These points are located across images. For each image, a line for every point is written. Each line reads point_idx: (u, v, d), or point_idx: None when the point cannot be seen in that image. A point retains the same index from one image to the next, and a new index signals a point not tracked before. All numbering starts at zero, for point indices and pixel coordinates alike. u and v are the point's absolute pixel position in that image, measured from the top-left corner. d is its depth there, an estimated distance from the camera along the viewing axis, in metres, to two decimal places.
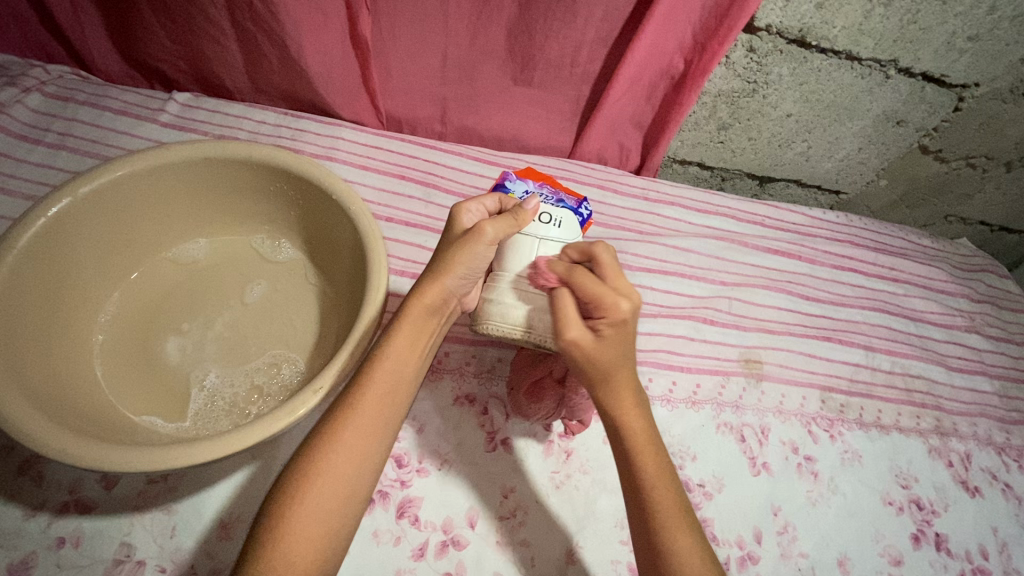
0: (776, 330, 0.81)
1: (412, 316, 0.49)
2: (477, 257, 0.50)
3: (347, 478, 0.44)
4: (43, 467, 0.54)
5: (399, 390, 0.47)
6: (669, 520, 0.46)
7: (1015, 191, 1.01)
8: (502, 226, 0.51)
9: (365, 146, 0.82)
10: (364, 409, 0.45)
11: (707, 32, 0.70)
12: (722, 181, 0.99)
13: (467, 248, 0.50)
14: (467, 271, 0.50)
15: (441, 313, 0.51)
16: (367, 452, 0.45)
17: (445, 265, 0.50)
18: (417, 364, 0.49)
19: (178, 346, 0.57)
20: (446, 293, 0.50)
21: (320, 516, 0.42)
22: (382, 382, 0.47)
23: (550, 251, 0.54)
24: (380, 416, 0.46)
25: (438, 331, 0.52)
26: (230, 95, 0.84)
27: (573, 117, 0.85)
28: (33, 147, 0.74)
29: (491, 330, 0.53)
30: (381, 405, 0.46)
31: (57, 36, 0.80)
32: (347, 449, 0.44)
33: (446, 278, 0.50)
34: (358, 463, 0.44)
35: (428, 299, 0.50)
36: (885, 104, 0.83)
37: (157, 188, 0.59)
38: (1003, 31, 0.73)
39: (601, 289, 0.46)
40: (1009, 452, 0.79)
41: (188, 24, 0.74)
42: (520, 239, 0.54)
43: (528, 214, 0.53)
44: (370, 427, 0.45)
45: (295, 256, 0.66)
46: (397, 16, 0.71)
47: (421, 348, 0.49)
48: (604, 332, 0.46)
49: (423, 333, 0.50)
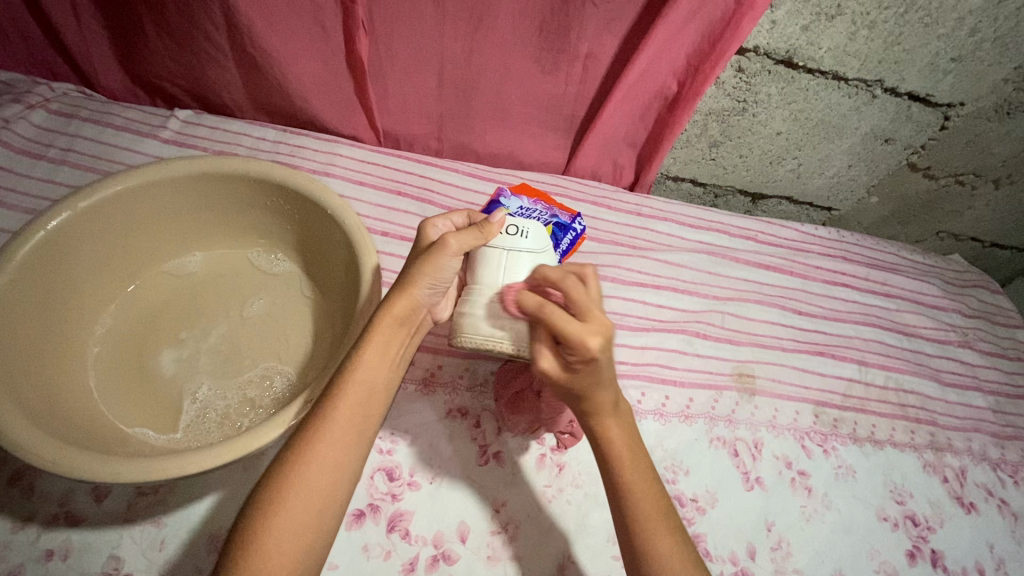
0: (769, 344, 0.81)
1: (380, 326, 0.49)
2: (444, 269, 0.50)
3: (321, 492, 0.43)
4: (33, 479, 0.54)
5: (373, 400, 0.47)
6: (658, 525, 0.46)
7: (1004, 207, 1.02)
8: (467, 239, 0.50)
9: (361, 162, 0.84)
10: (337, 422, 0.45)
11: (701, 56, 0.72)
12: (714, 198, 1.01)
13: (432, 260, 0.50)
14: (434, 281, 0.51)
15: (412, 322, 0.51)
16: (343, 464, 0.45)
17: (412, 277, 0.51)
18: (388, 374, 0.49)
19: (173, 359, 0.58)
20: (415, 305, 0.51)
21: (295, 530, 0.42)
22: (355, 394, 0.46)
23: (519, 259, 0.51)
24: (353, 428, 0.46)
25: (407, 342, 0.51)
26: (230, 112, 0.86)
27: (568, 134, 0.86)
28: (35, 163, 0.76)
29: (467, 342, 0.49)
30: (354, 417, 0.46)
31: (63, 54, 0.82)
32: (321, 462, 0.44)
33: (413, 290, 0.50)
34: (332, 477, 0.44)
35: (397, 311, 0.50)
36: (873, 122, 0.85)
37: (154, 203, 0.60)
38: (985, 52, 0.75)
39: (574, 330, 0.42)
40: (1005, 468, 0.78)
41: (191, 43, 0.75)
42: (482, 252, 0.52)
43: (493, 226, 0.52)
44: (342, 440, 0.45)
45: (290, 269, 0.67)
46: (395, 37, 0.72)
47: (390, 359, 0.49)
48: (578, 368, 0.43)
49: (391, 345, 0.49)
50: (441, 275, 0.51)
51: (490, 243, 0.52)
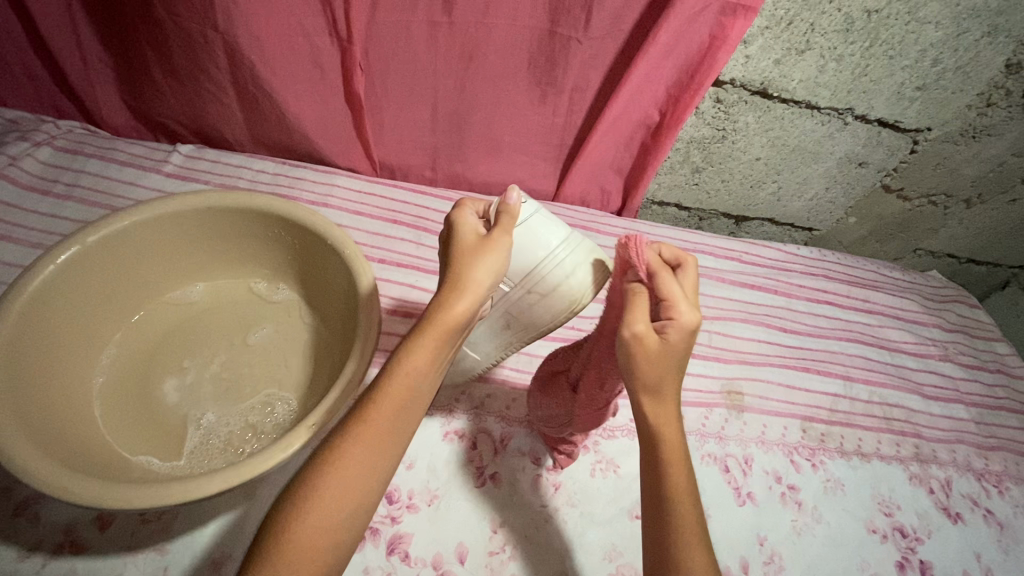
0: (756, 361, 0.84)
1: (433, 325, 0.45)
2: (500, 260, 0.48)
3: (354, 490, 0.41)
4: (39, 508, 0.54)
5: (413, 405, 0.44)
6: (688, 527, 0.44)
7: (976, 225, 1.07)
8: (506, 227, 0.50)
9: (358, 193, 0.87)
10: (377, 420, 0.42)
11: (681, 87, 0.76)
12: (699, 221, 1.05)
13: (490, 249, 0.48)
14: (490, 276, 0.47)
15: (464, 330, 0.47)
16: (380, 465, 0.42)
17: (466, 276, 0.46)
18: (433, 376, 0.45)
19: (176, 387, 0.59)
20: (473, 305, 0.47)
21: (321, 527, 0.39)
22: (397, 393, 0.43)
23: (542, 215, 0.54)
24: (392, 428, 0.43)
25: (456, 345, 0.47)
26: (230, 146, 0.89)
27: (557, 163, 0.90)
28: (41, 198, 0.78)
29: (586, 292, 0.53)
30: (395, 416, 0.43)
31: (70, 94, 0.86)
32: (353, 461, 0.41)
33: (472, 286, 0.46)
34: (366, 477, 0.41)
35: (455, 311, 0.45)
36: (846, 147, 0.89)
37: (160, 235, 0.62)
38: (947, 81, 0.80)
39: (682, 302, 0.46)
40: (989, 478, 0.81)
41: (194, 83, 0.79)
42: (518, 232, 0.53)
43: (513, 207, 0.51)
44: (381, 439, 0.42)
45: (291, 297, 0.69)
46: (390, 74, 0.76)
47: (439, 360, 0.45)
48: (668, 337, 0.45)
49: (443, 346, 0.46)
50: (501, 267, 0.48)
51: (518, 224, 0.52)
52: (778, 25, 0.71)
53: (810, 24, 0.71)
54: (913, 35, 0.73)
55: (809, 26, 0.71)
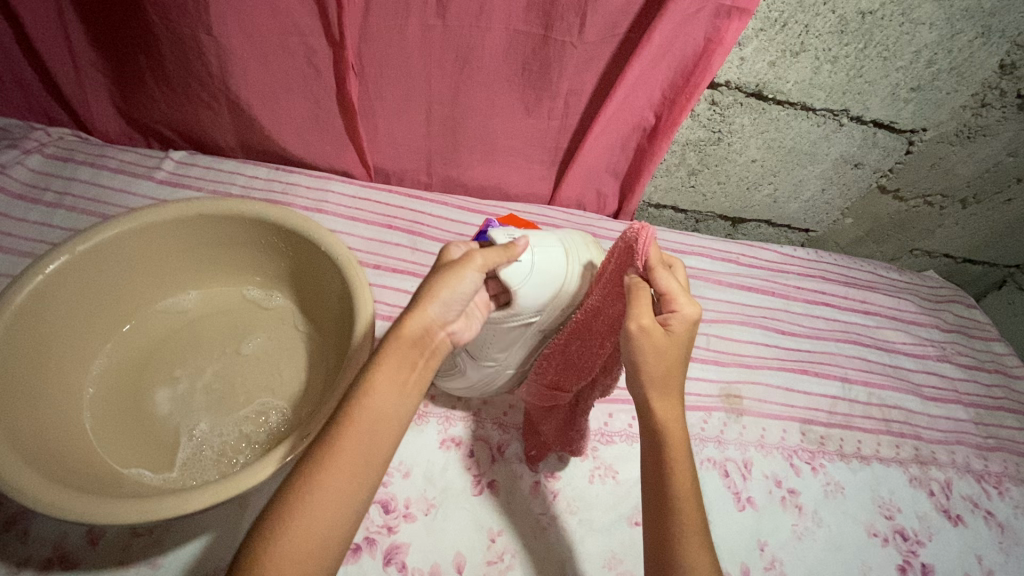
0: (754, 364, 0.84)
1: (392, 344, 0.45)
2: (464, 280, 0.48)
3: (322, 525, 0.39)
4: (27, 523, 0.53)
5: (381, 428, 0.42)
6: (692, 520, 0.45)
7: (972, 225, 1.07)
8: (490, 256, 0.50)
9: (352, 198, 0.86)
10: (342, 451, 0.41)
11: (676, 90, 0.76)
12: (696, 223, 1.04)
13: (454, 272, 0.48)
14: (451, 295, 0.48)
15: (427, 347, 0.47)
16: (347, 497, 0.40)
17: (426, 294, 0.48)
18: (400, 400, 0.43)
19: (168, 397, 0.58)
20: (429, 322, 0.47)
21: (298, 559, 0.37)
22: (360, 423, 0.42)
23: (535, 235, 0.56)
24: (358, 459, 0.41)
25: (422, 366, 0.46)
26: (223, 152, 0.88)
27: (552, 166, 0.89)
28: (31, 207, 0.77)
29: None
30: (360, 447, 0.41)
31: (60, 101, 0.85)
32: (324, 491, 0.39)
33: (427, 305, 0.47)
34: (335, 509, 0.40)
35: (410, 328, 0.46)
36: (842, 148, 0.89)
37: (151, 244, 0.61)
38: (942, 82, 0.80)
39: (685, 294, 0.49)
40: (989, 480, 0.80)
41: (186, 89, 0.78)
42: (509, 271, 0.51)
43: (517, 246, 0.52)
44: (348, 472, 0.41)
45: (285, 304, 0.68)
46: (384, 79, 0.76)
47: (401, 381, 0.44)
48: (673, 329, 0.47)
49: (403, 366, 0.45)
50: (459, 287, 0.48)
51: (531, 260, 0.53)
52: (773, 27, 0.71)
53: (804, 25, 0.70)
54: (907, 36, 0.73)
55: (803, 28, 0.71)
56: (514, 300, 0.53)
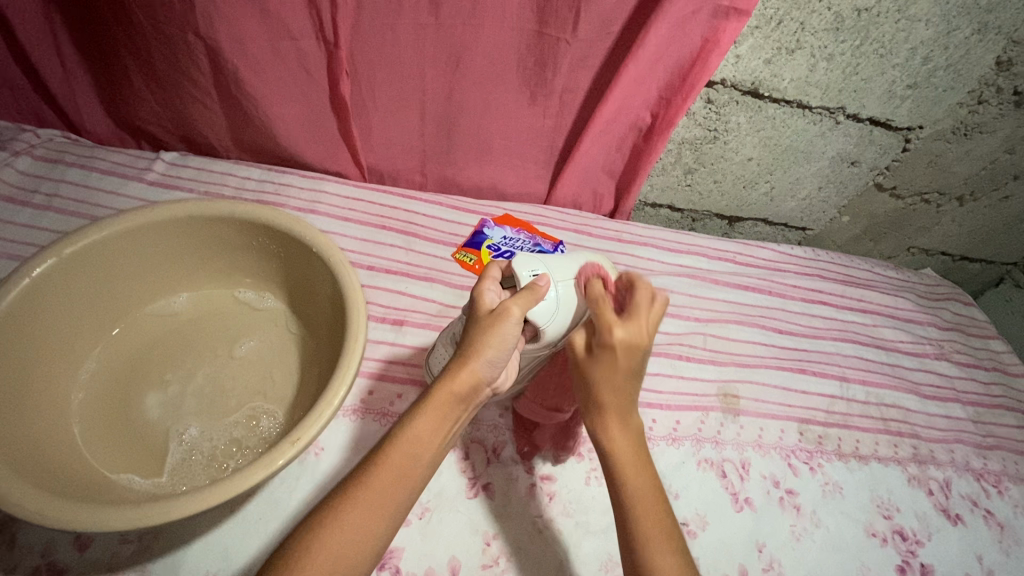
0: (751, 363, 0.83)
1: (439, 403, 0.44)
2: (508, 336, 0.46)
3: (345, 564, 0.39)
4: (14, 530, 0.53)
5: (412, 471, 0.43)
6: (659, 538, 0.45)
7: (970, 222, 1.06)
8: (524, 301, 0.47)
9: (346, 199, 0.86)
10: (373, 489, 0.41)
11: (672, 89, 0.75)
12: (692, 222, 1.04)
13: (496, 328, 0.46)
14: (496, 353, 0.46)
15: (470, 402, 0.46)
16: (370, 536, 0.40)
17: (473, 349, 0.45)
18: (438, 449, 0.44)
19: (158, 402, 0.58)
20: (477, 380, 0.45)
21: None
22: (396, 464, 0.42)
23: (554, 263, 0.53)
24: (388, 500, 0.41)
25: (464, 419, 0.46)
26: (215, 153, 0.88)
27: (547, 166, 0.89)
28: (20, 209, 0.76)
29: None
30: (392, 489, 0.42)
31: (50, 102, 0.84)
32: (346, 525, 0.40)
33: (476, 365, 0.45)
34: (358, 548, 0.40)
35: (459, 388, 0.44)
36: (838, 146, 0.89)
37: (140, 246, 0.61)
38: (938, 79, 0.79)
39: (610, 317, 0.47)
40: (988, 478, 0.80)
41: (177, 89, 0.77)
42: (537, 312, 0.49)
43: (542, 286, 0.49)
44: (376, 510, 0.41)
45: (277, 306, 0.68)
46: (377, 79, 0.75)
47: (445, 435, 0.44)
48: (597, 352, 0.47)
49: (447, 420, 0.45)
50: (505, 343, 0.46)
51: (557, 296, 0.50)
52: (768, 25, 0.70)
53: (800, 23, 0.70)
54: (904, 33, 0.72)
55: (799, 26, 0.70)
56: (541, 334, 0.50)
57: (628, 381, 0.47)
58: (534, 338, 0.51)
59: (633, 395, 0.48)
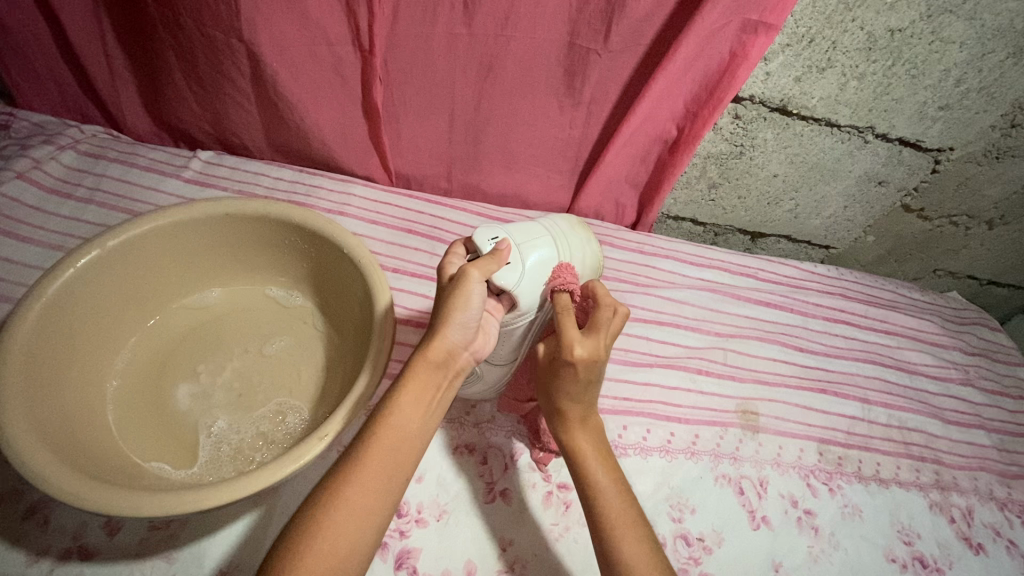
0: (771, 380, 0.82)
1: (415, 372, 0.47)
2: (470, 300, 0.48)
3: (344, 540, 0.39)
4: (48, 512, 0.55)
5: (405, 452, 0.44)
6: (625, 523, 0.47)
7: (998, 247, 1.05)
8: (484, 266, 0.50)
9: (373, 201, 0.87)
10: (367, 466, 0.42)
11: (699, 103, 0.76)
12: (714, 236, 1.04)
13: (459, 293, 0.48)
14: (462, 318, 0.48)
15: (449, 369, 0.49)
16: (368, 514, 0.41)
17: (440, 320, 0.48)
18: (424, 422, 0.46)
19: (189, 393, 0.59)
20: (449, 346, 0.48)
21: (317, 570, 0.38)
22: (386, 446, 0.43)
23: (519, 228, 0.55)
24: (382, 483, 0.42)
25: (445, 387, 0.48)
26: (249, 153, 0.90)
27: (572, 175, 0.90)
28: (63, 201, 0.79)
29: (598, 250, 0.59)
30: (384, 466, 0.43)
31: (94, 99, 0.87)
32: (348, 505, 0.40)
33: (444, 331, 0.48)
34: (355, 529, 0.40)
35: (433, 354, 0.48)
36: (866, 166, 0.88)
37: (177, 242, 0.63)
38: (971, 101, 0.78)
39: (571, 335, 0.49)
40: (1012, 508, 0.78)
41: (216, 91, 0.79)
42: (502, 276, 0.51)
43: (505, 251, 0.52)
44: (372, 483, 0.42)
45: (305, 304, 0.69)
46: (409, 86, 0.77)
47: (426, 405, 0.46)
48: (562, 370, 0.50)
49: (427, 390, 0.47)
50: (467, 305, 0.48)
51: (522, 264, 0.52)
52: (800, 42, 0.70)
53: (832, 42, 0.70)
54: (937, 54, 0.72)
55: (831, 44, 0.70)
56: (516, 303, 0.53)
57: (588, 391, 0.51)
58: (510, 307, 0.54)
59: (591, 397, 0.52)
